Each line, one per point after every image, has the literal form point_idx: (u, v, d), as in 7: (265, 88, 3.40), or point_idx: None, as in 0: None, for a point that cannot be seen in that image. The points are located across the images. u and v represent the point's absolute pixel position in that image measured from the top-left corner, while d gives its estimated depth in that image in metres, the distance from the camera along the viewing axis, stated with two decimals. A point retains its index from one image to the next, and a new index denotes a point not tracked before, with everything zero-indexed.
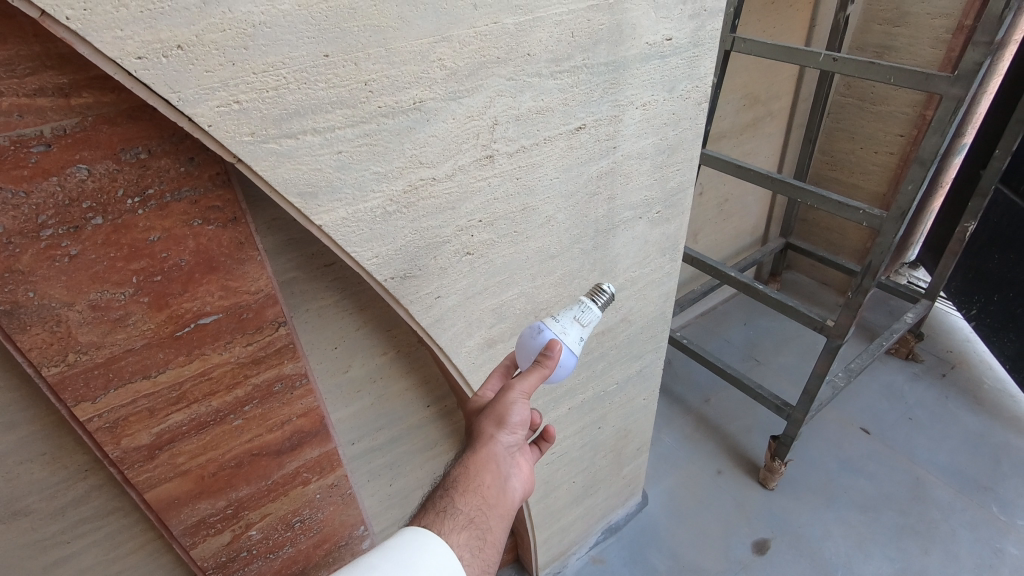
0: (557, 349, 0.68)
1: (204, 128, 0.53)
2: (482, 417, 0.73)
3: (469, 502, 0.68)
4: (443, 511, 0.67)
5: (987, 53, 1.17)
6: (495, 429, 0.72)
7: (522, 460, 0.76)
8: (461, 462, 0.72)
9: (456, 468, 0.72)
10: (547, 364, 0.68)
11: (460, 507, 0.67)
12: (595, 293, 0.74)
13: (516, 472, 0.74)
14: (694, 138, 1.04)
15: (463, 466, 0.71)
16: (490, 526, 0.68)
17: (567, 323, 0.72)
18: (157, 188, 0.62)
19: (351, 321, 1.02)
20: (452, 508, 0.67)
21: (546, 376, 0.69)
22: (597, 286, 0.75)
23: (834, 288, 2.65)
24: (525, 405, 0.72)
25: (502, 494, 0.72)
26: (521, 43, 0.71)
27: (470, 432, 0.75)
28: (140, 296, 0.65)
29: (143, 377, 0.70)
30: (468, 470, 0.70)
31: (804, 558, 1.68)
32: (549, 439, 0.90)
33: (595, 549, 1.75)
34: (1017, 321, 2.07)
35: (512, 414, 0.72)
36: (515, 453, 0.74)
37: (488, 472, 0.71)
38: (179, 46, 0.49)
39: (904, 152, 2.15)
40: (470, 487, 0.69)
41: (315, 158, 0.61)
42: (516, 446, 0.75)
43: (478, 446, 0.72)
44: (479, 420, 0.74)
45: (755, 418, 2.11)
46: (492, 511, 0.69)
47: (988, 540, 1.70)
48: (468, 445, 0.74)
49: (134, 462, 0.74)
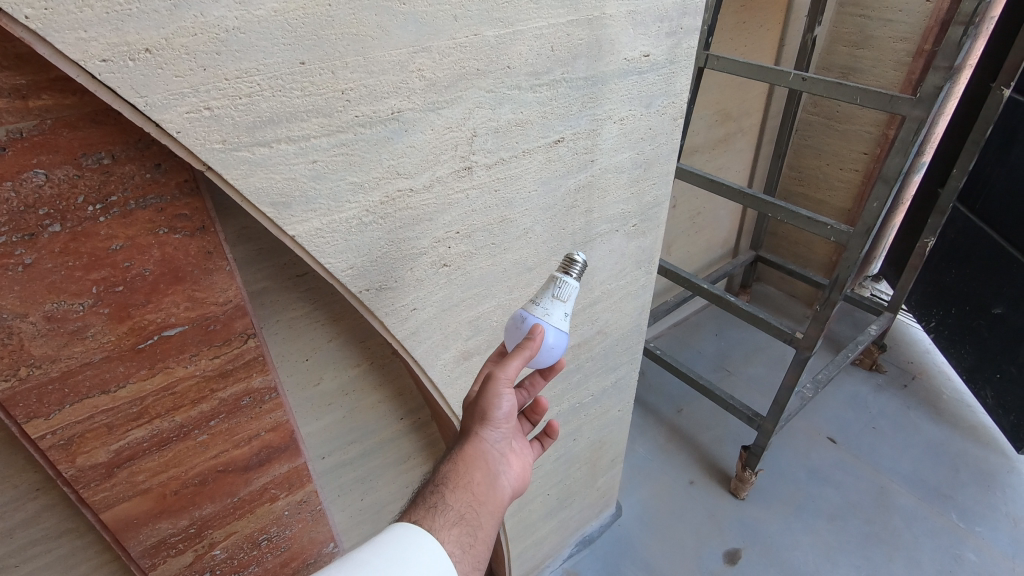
0: (540, 332, 0.68)
1: (172, 134, 0.51)
2: (470, 414, 0.74)
3: (461, 496, 0.67)
4: (433, 507, 0.65)
5: (947, 77, 1.21)
6: (482, 425, 0.72)
7: (512, 457, 0.75)
8: (450, 459, 0.71)
9: (446, 465, 0.71)
10: (528, 346, 0.67)
11: (450, 504, 0.66)
12: (567, 264, 0.71)
13: (506, 469, 0.73)
14: (670, 152, 1.05)
15: (452, 463, 0.71)
16: (480, 523, 0.66)
17: (549, 304, 0.71)
18: (121, 194, 0.60)
19: (323, 333, 1.00)
20: (442, 504, 0.66)
21: (529, 360, 0.68)
22: (569, 257, 0.71)
23: (802, 300, 2.71)
24: (512, 398, 0.72)
25: (492, 492, 0.70)
26: (501, 56, 0.71)
27: (460, 430, 0.75)
28: (99, 306, 0.62)
29: (102, 393, 0.66)
30: (457, 466, 0.69)
31: (774, 568, 1.70)
32: (553, 435, 0.89)
33: (569, 562, 1.74)
34: (973, 334, 2.14)
35: (496, 405, 0.71)
36: (505, 450, 0.74)
37: (478, 469, 0.70)
38: (147, 49, 0.47)
39: (868, 168, 2.22)
40: (460, 484, 0.68)
41: (288, 167, 0.59)
42: (507, 443, 0.75)
43: (468, 443, 0.72)
44: (468, 417, 0.74)
45: (726, 428, 2.14)
46: (482, 508, 0.68)
47: (949, 547, 1.74)
48: (458, 442, 0.74)
49: (89, 480, 0.70)
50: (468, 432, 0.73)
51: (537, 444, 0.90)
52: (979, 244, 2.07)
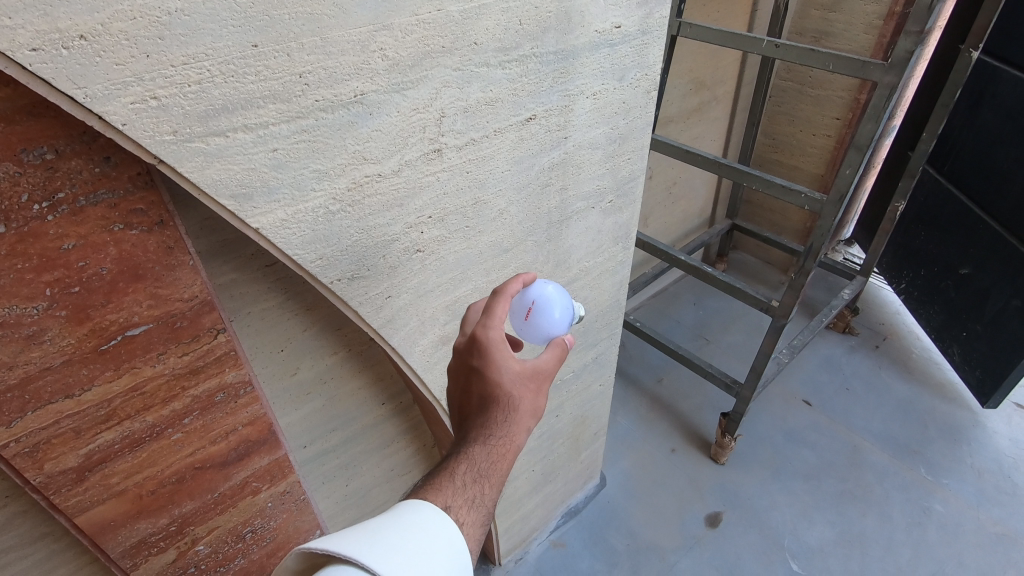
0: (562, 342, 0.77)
1: (117, 127, 0.48)
2: (521, 399, 0.69)
3: (493, 494, 0.64)
4: (471, 500, 0.62)
5: (918, 42, 1.21)
6: (529, 418, 0.69)
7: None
8: (493, 444, 0.65)
9: (488, 451, 0.65)
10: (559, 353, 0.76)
11: (486, 501, 0.63)
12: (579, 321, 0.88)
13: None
14: (644, 126, 1.04)
15: (493, 453, 0.65)
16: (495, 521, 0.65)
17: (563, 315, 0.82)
18: (69, 191, 0.56)
19: (297, 323, 0.98)
20: (479, 498, 0.62)
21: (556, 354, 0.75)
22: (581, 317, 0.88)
23: (777, 266, 2.75)
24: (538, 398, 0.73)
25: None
26: (467, 31, 0.68)
27: (502, 402, 0.67)
28: (56, 309, 0.59)
29: (66, 397, 0.64)
30: (501, 458, 0.65)
31: (754, 528, 1.76)
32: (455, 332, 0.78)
33: (555, 533, 1.77)
34: (940, 295, 2.20)
35: (543, 402, 0.72)
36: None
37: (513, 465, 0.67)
38: (82, 36, 0.44)
39: (840, 134, 2.23)
40: (497, 480, 0.64)
41: (248, 157, 0.56)
42: None
43: (513, 431, 0.67)
44: (517, 398, 0.68)
45: (705, 396, 2.18)
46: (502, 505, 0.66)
47: (917, 499, 1.82)
48: (500, 420, 0.67)
49: (60, 486, 0.68)
50: (517, 415, 0.68)
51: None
52: (948, 206, 2.11)
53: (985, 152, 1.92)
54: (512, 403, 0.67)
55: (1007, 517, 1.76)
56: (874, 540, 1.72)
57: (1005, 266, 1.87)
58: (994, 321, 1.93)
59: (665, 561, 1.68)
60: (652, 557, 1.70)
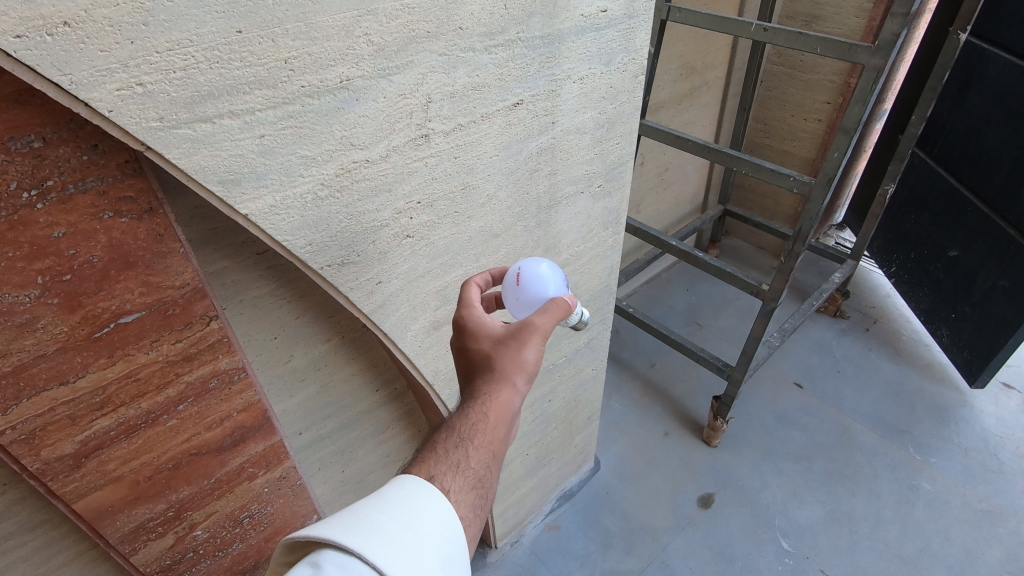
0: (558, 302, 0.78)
1: (103, 114, 0.48)
2: (506, 357, 0.68)
3: (483, 457, 0.64)
4: (454, 465, 0.63)
5: (903, 24, 1.20)
6: (519, 374, 0.68)
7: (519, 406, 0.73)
8: (476, 405, 0.66)
9: (472, 413, 0.65)
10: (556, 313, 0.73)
11: (473, 466, 0.63)
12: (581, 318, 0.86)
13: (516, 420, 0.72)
14: (633, 110, 1.04)
15: (477, 413, 0.65)
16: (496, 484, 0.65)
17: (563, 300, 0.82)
18: (57, 179, 0.56)
19: (290, 310, 0.99)
20: (464, 463, 0.63)
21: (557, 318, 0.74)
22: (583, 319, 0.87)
23: (769, 251, 2.77)
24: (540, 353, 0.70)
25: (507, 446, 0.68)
26: (452, 17, 0.68)
27: (484, 366, 0.69)
28: (48, 297, 0.59)
29: (60, 384, 0.65)
30: (487, 418, 0.65)
31: (745, 508, 1.79)
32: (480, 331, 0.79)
33: (550, 516, 1.80)
34: (929, 277, 2.22)
35: (535, 356, 0.69)
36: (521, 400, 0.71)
37: (505, 425, 0.66)
38: (65, 23, 0.44)
39: (830, 118, 2.24)
40: (486, 442, 0.64)
41: (235, 143, 0.57)
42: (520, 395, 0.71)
43: (499, 389, 0.67)
44: (500, 358, 0.69)
45: (698, 380, 2.20)
46: (497, 468, 0.66)
47: (906, 478, 1.85)
48: (483, 382, 0.68)
49: (57, 472, 0.69)
50: (498, 373, 0.68)
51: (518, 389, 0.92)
52: (937, 189, 2.13)
53: (974, 134, 1.93)
54: (489, 363, 0.69)
55: (993, 493, 1.80)
56: (862, 517, 1.75)
57: (993, 247, 1.89)
58: (982, 302, 1.96)
59: (658, 541, 1.71)
60: (645, 538, 1.73)
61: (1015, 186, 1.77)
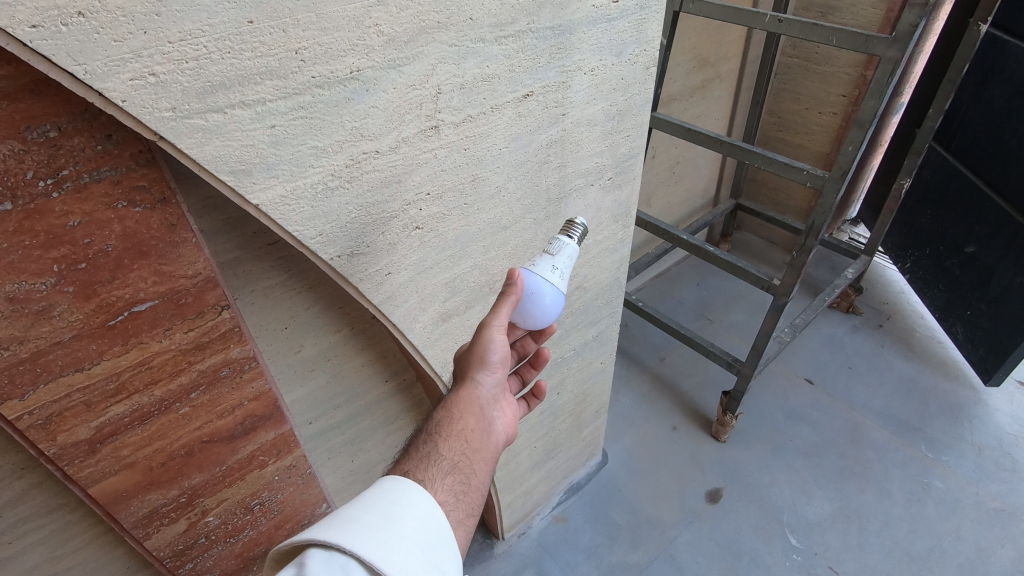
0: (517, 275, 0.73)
1: (117, 103, 0.49)
2: (466, 358, 0.77)
3: (452, 445, 0.70)
4: (426, 458, 0.69)
5: (922, 14, 1.18)
6: (479, 370, 0.75)
7: (504, 404, 0.79)
8: (444, 405, 0.75)
9: (439, 412, 0.74)
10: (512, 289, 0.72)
11: (444, 454, 0.69)
12: (569, 228, 0.78)
13: (499, 415, 0.78)
14: (644, 103, 1.04)
15: (446, 411, 0.74)
16: (474, 471, 0.70)
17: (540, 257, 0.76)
18: (73, 168, 0.57)
19: (300, 301, 0.99)
20: (435, 454, 0.69)
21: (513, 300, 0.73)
22: (569, 222, 0.79)
23: (781, 246, 2.75)
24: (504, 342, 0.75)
25: (485, 438, 0.74)
26: (462, 6, 0.68)
27: (454, 376, 0.79)
28: (63, 285, 0.60)
29: (76, 371, 0.66)
30: (451, 413, 0.73)
31: (753, 503, 1.78)
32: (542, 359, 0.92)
33: (558, 509, 1.80)
34: (945, 273, 2.19)
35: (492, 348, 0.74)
36: (497, 396, 0.78)
37: (471, 415, 0.74)
38: (80, 13, 0.45)
39: (846, 111, 2.21)
40: (453, 432, 0.71)
41: (246, 133, 0.57)
42: (499, 391, 0.78)
43: (463, 388, 0.76)
44: (464, 361, 0.77)
45: (707, 375, 2.19)
46: (475, 455, 0.72)
47: (917, 475, 1.84)
48: (452, 388, 0.77)
49: (73, 457, 0.70)
50: (465, 374, 0.76)
51: (526, 404, 0.97)
52: (954, 184, 2.09)
53: (993, 128, 1.89)
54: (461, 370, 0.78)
55: (1005, 492, 1.78)
56: (871, 514, 1.74)
57: (1010, 243, 1.86)
58: (999, 299, 1.93)
59: (665, 535, 1.72)
60: (651, 531, 1.73)
61: None
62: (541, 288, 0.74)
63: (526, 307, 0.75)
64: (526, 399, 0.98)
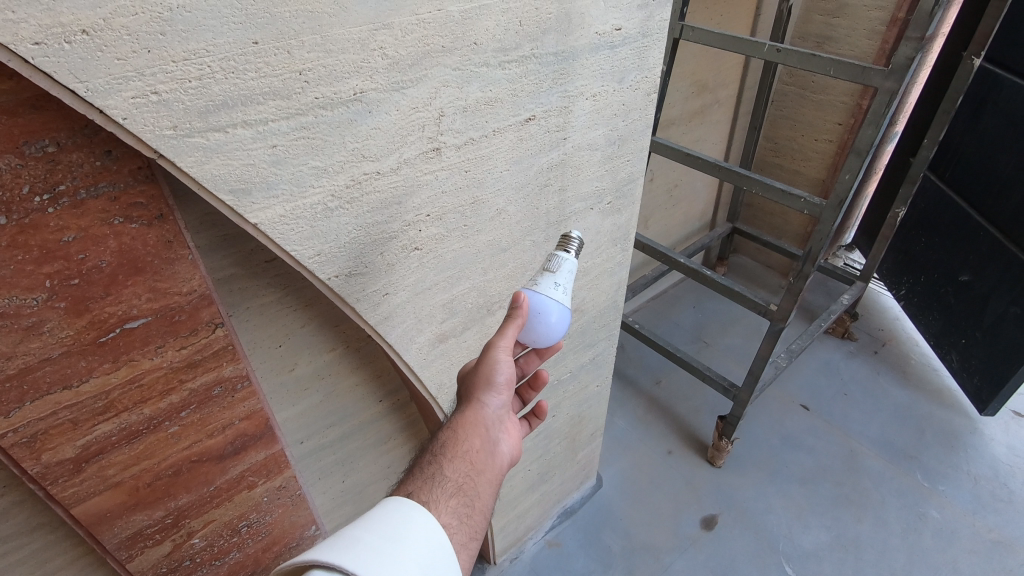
0: (522, 298, 0.72)
1: (118, 121, 0.49)
2: (470, 379, 0.75)
3: (457, 467, 0.69)
4: (430, 479, 0.67)
5: (918, 48, 1.20)
6: (484, 392, 0.73)
7: (510, 425, 0.77)
8: (449, 426, 0.74)
9: (445, 433, 0.73)
10: (517, 313, 0.72)
11: (448, 476, 0.68)
12: (564, 242, 0.76)
13: (505, 437, 0.76)
14: (644, 128, 1.04)
15: (450, 432, 0.73)
16: (478, 493, 0.69)
17: (540, 277, 0.75)
18: (69, 183, 0.57)
19: (296, 318, 0.98)
20: (439, 474, 0.68)
21: (520, 324, 0.72)
22: (566, 235, 0.77)
23: (777, 270, 2.76)
24: (511, 363, 0.74)
25: (490, 460, 0.73)
26: (467, 31, 0.68)
27: (460, 395, 0.77)
28: (55, 301, 0.59)
29: (64, 388, 0.64)
30: (457, 434, 0.72)
31: (749, 531, 1.76)
32: (542, 381, 0.90)
33: (551, 533, 1.77)
34: (940, 301, 2.20)
35: (497, 369, 0.73)
36: (503, 418, 0.76)
37: (477, 436, 0.72)
38: (84, 31, 0.44)
39: (842, 139, 2.24)
40: (458, 453, 0.70)
41: (247, 152, 0.57)
42: (505, 411, 0.76)
43: (468, 409, 0.74)
44: (468, 381, 0.75)
45: (703, 398, 2.18)
46: (480, 477, 0.71)
47: (913, 505, 1.82)
48: (458, 408, 0.76)
49: (57, 476, 0.69)
50: (469, 397, 0.74)
51: (526, 423, 0.95)
52: (949, 213, 2.11)
53: (988, 158, 1.91)
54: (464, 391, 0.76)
55: (1003, 524, 1.76)
56: (868, 544, 1.72)
57: (1004, 272, 1.87)
58: (993, 328, 1.93)
59: (660, 562, 1.69)
60: (646, 558, 1.70)
61: None
62: (546, 308, 0.73)
63: (533, 328, 0.74)
64: (526, 418, 0.97)
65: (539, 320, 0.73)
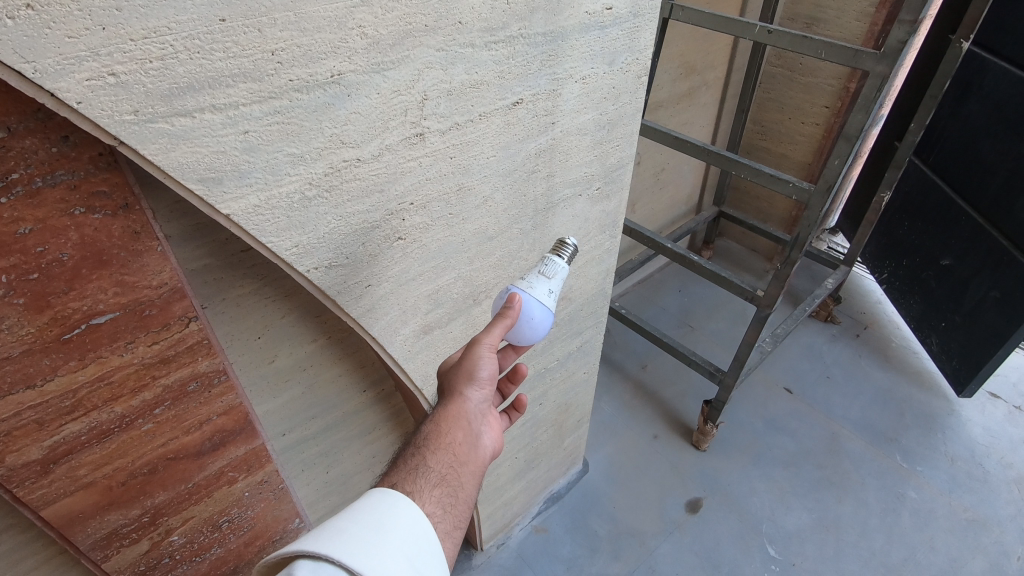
0: (518, 302, 0.69)
1: (72, 105, 0.45)
2: (453, 373, 0.73)
3: (440, 457, 0.68)
4: (413, 470, 0.66)
5: (911, 31, 1.18)
6: (466, 385, 0.71)
7: (492, 418, 0.75)
8: (432, 420, 0.71)
9: (427, 426, 0.71)
10: (509, 315, 0.69)
11: (432, 466, 0.66)
12: (558, 248, 0.74)
13: (487, 430, 0.74)
14: (634, 112, 1.01)
15: (433, 426, 0.70)
16: (461, 484, 0.68)
17: (534, 279, 0.72)
18: (23, 172, 0.52)
19: (275, 309, 0.95)
20: (423, 466, 0.66)
21: (509, 327, 0.69)
22: (560, 241, 0.75)
23: (762, 254, 2.76)
24: (493, 360, 0.71)
25: (473, 452, 0.71)
26: (451, 9, 0.65)
27: (441, 389, 0.75)
28: (13, 297, 0.56)
29: (26, 388, 0.61)
30: (440, 427, 0.70)
31: (732, 513, 1.78)
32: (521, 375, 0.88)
33: (538, 519, 1.78)
34: (921, 285, 2.22)
35: (480, 365, 0.70)
36: (485, 411, 0.74)
37: (460, 429, 0.70)
38: (28, 5, 0.40)
39: (828, 122, 2.23)
40: (441, 445, 0.68)
41: (216, 139, 0.53)
42: (487, 405, 0.74)
43: (451, 402, 0.72)
44: (451, 376, 0.73)
45: (688, 383, 2.19)
46: (463, 469, 0.69)
47: (892, 486, 1.86)
48: (439, 402, 0.73)
49: (23, 479, 0.65)
50: (451, 394, 0.72)
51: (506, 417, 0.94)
52: (932, 198, 2.12)
53: (972, 143, 1.92)
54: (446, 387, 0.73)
55: (977, 503, 1.81)
56: (848, 526, 1.76)
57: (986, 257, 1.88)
58: (973, 312, 1.96)
59: (645, 546, 1.70)
60: (632, 542, 1.71)
61: (1010, 197, 1.77)
62: (536, 313, 0.71)
63: (518, 329, 0.72)
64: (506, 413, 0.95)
65: (526, 323, 0.71)
